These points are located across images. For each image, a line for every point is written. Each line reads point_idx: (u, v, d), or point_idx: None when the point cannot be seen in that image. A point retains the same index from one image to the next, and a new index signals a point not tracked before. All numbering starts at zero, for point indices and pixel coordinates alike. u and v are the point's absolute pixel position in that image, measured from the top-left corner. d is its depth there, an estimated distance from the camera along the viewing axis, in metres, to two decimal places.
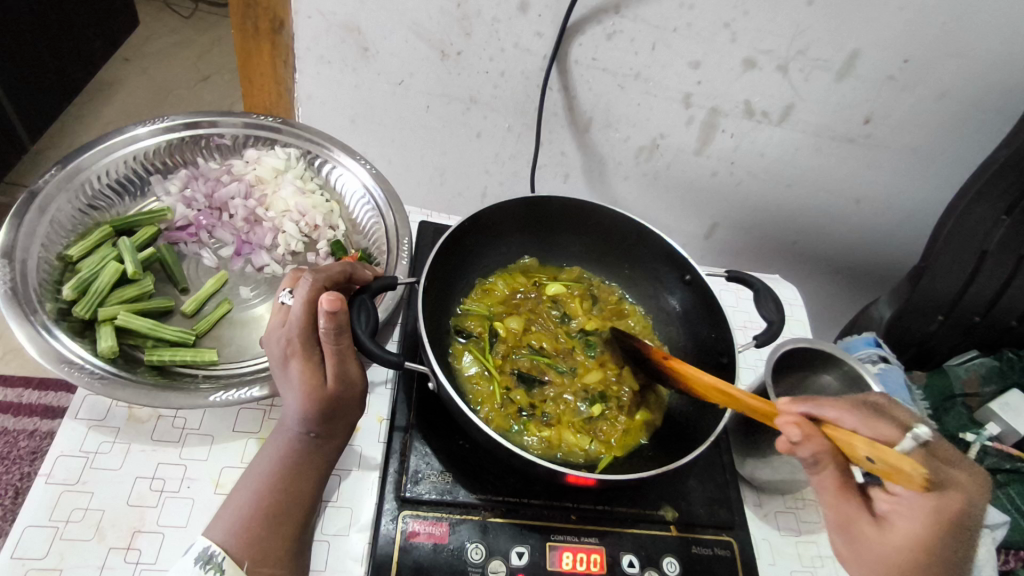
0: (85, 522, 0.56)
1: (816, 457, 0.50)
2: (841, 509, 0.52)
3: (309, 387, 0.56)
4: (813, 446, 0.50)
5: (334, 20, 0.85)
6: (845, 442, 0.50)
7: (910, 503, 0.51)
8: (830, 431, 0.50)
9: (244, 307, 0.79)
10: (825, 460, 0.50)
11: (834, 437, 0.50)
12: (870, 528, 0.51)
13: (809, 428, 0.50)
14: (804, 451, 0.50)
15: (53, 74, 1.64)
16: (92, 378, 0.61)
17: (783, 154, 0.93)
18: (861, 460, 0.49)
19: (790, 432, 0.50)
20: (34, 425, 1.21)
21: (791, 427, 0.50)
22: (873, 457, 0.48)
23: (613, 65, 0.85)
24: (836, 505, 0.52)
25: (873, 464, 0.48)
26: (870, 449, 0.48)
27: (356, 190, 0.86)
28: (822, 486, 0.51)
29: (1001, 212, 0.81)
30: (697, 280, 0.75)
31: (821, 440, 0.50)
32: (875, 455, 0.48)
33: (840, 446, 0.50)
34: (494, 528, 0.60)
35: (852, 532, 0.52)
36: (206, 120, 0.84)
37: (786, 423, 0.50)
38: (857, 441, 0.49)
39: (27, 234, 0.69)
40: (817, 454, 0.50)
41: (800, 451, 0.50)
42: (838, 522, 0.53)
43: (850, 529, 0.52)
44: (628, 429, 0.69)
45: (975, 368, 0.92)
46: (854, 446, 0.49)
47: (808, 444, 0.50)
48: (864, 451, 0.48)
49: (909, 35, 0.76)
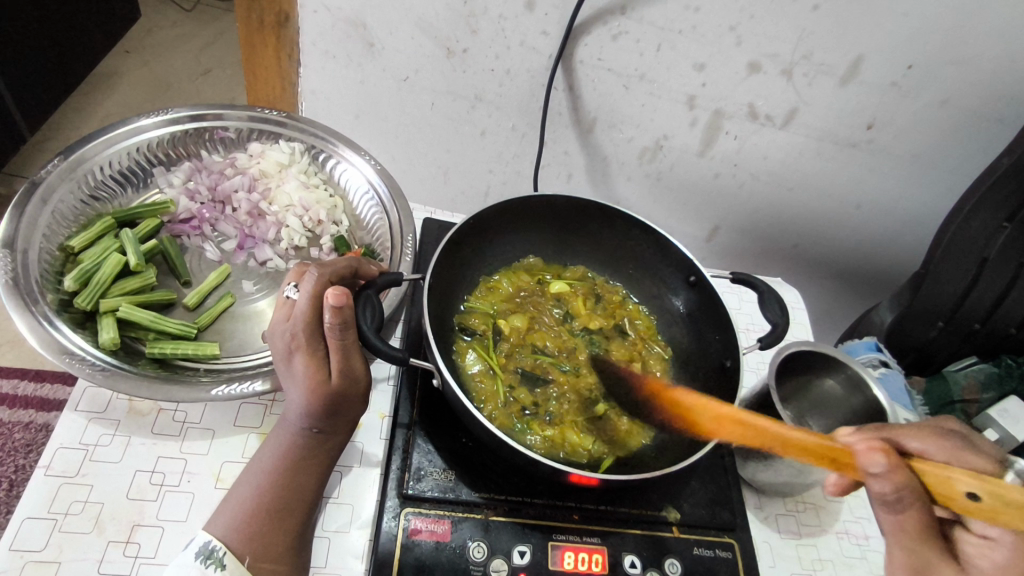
0: (83, 515, 0.56)
1: (903, 493, 0.46)
2: (915, 550, 0.48)
3: (313, 383, 0.55)
4: (897, 480, 0.45)
5: (340, 15, 0.84)
6: (939, 477, 0.45)
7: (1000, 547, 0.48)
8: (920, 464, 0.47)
9: (245, 301, 0.79)
10: (913, 498, 0.46)
11: (926, 473, 0.46)
12: (951, 574, 0.48)
13: (896, 459, 0.46)
14: (886, 484, 0.46)
15: (52, 63, 1.63)
16: (93, 369, 0.61)
17: (786, 157, 0.93)
18: (957, 498, 0.45)
19: (873, 461, 0.46)
20: (30, 417, 1.21)
21: (876, 457, 0.46)
22: (976, 491, 0.43)
23: (619, 66, 0.85)
24: (914, 547, 0.48)
25: (974, 501, 0.43)
26: (972, 483, 0.43)
27: (360, 185, 0.85)
28: (902, 526, 0.47)
29: (1001, 220, 0.81)
30: (702, 282, 0.75)
31: (909, 474, 0.46)
32: (977, 489, 0.43)
33: (932, 484, 0.46)
34: (496, 527, 0.60)
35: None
36: (211, 113, 0.83)
37: (871, 452, 0.46)
38: (956, 475, 0.44)
39: (29, 224, 0.69)
40: (901, 490, 0.46)
41: (884, 485, 0.46)
42: (914, 565, 0.49)
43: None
44: (631, 429, 0.68)
45: (974, 375, 0.93)
46: (953, 482, 0.44)
47: (891, 479, 0.45)
48: (965, 486, 0.44)
49: (914, 41, 0.76)
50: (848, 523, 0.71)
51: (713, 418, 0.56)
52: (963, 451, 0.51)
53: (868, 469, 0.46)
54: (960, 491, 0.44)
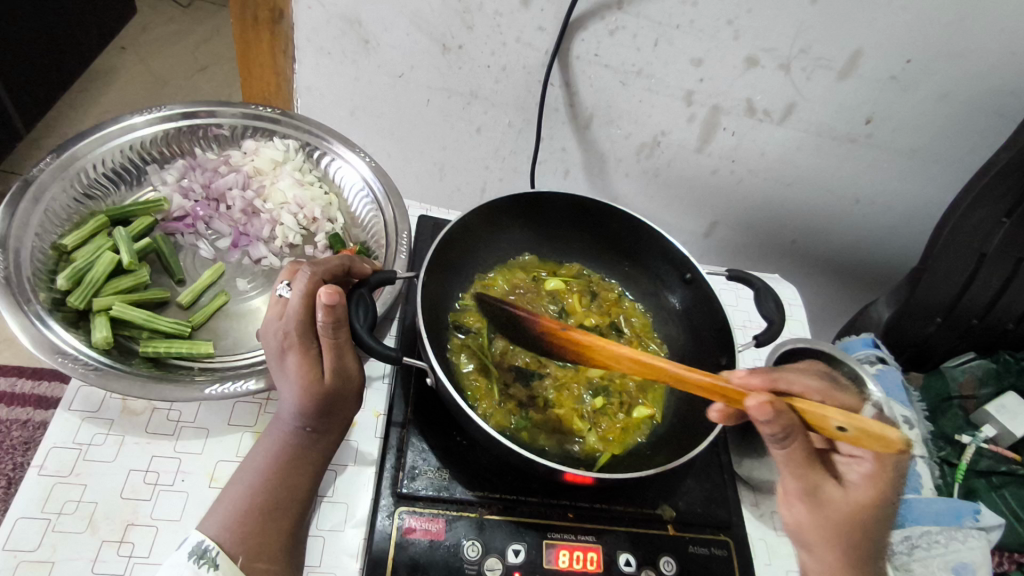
0: (77, 514, 0.55)
1: (789, 430, 0.49)
2: (807, 478, 0.52)
3: (305, 380, 0.55)
4: (784, 421, 0.49)
5: (334, 10, 0.84)
6: (818, 415, 0.50)
7: (866, 463, 0.55)
8: (798, 404, 0.51)
9: (240, 299, 0.79)
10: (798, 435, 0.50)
11: (803, 411, 0.51)
12: (835, 491, 0.53)
13: (779, 405, 0.49)
14: (777, 427, 0.49)
15: (48, 60, 1.62)
16: (86, 369, 0.60)
17: (784, 153, 0.93)
18: (831, 430, 0.50)
19: (764, 412, 0.48)
20: (27, 415, 1.21)
21: (764, 408, 0.48)
22: (845, 424, 0.49)
23: (615, 61, 0.85)
24: (807, 475, 0.52)
25: (845, 432, 0.50)
26: (842, 418, 0.50)
27: (355, 182, 0.85)
28: (791, 458, 0.51)
29: (1001, 215, 0.80)
30: (697, 279, 0.75)
31: (790, 414, 0.49)
32: (849, 422, 0.49)
33: (807, 418, 0.51)
34: (490, 525, 0.60)
35: (820, 498, 0.52)
36: (204, 111, 0.83)
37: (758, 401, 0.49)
38: (830, 412, 0.50)
39: (22, 223, 0.68)
40: (787, 429, 0.49)
41: (774, 429, 0.49)
42: (804, 490, 0.52)
43: (817, 495, 0.52)
44: (625, 427, 0.69)
45: (971, 371, 0.92)
46: (826, 417, 0.50)
47: (779, 421, 0.49)
48: (838, 422, 0.49)
49: (912, 36, 0.75)
50: None
51: (614, 358, 0.60)
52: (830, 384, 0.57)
53: (756, 419, 0.49)
54: (832, 425, 0.50)
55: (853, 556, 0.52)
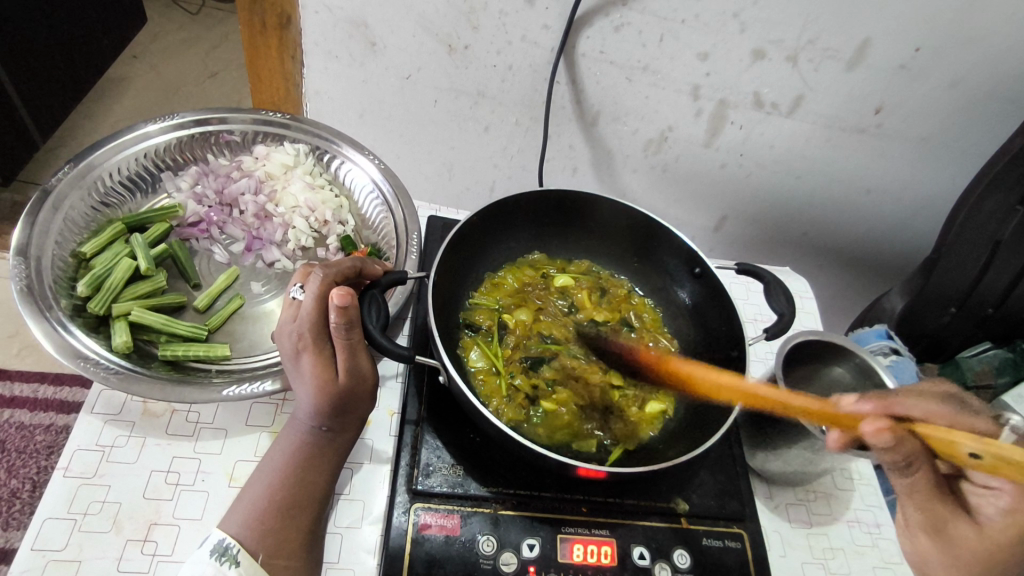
0: (102, 515, 0.57)
1: (910, 456, 0.49)
2: (932, 511, 0.53)
3: (320, 380, 0.56)
4: (905, 447, 0.48)
5: (341, 14, 0.84)
6: (946, 440, 0.46)
7: (1004, 491, 0.52)
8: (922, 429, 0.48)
9: (255, 302, 0.80)
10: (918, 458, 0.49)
11: (930, 436, 0.48)
12: (967, 527, 0.52)
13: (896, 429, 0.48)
14: (896, 454, 0.49)
15: (63, 72, 1.65)
16: (108, 373, 0.62)
17: (793, 145, 0.93)
18: (964, 459, 0.46)
19: (881, 438, 0.48)
20: (50, 420, 1.23)
21: (874, 426, 0.48)
22: (978, 451, 0.44)
23: (622, 58, 0.85)
24: (932, 510, 0.53)
25: (979, 460, 0.44)
26: (972, 442, 0.44)
27: (364, 184, 0.86)
28: (914, 488, 0.51)
29: (1015, 202, 0.78)
30: (708, 274, 0.75)
31: (912, 441, 0.48)
32: (981, 449, 0.43)
33: (937, 445, 0.48)
34: (505, 521, 0.61)
35: (947, 535, 0.53)
36: (215, 117, 0.84)
37: (870, 422, 0.48)
38: (958, 437, 0.45)
39: (41, 232, 0.70)
40: (909, 455, 0.49)
41: (894, 455, 0.49)
42: (931, 526, 0.53)
43: (943, 531, 0.53)
44: (639, 421, 0.69)
45: (987, 361, 0.93)
46: (956, 443, 0.46)
47: (898, 448, 0.48)
48: (967, 448, 0.44)
49: (921, 24, 0.75)
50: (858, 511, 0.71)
51: (723, 392, 0.61)
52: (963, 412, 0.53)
53: (871, 443, 0.48)
54: (963, 452, 0.45)
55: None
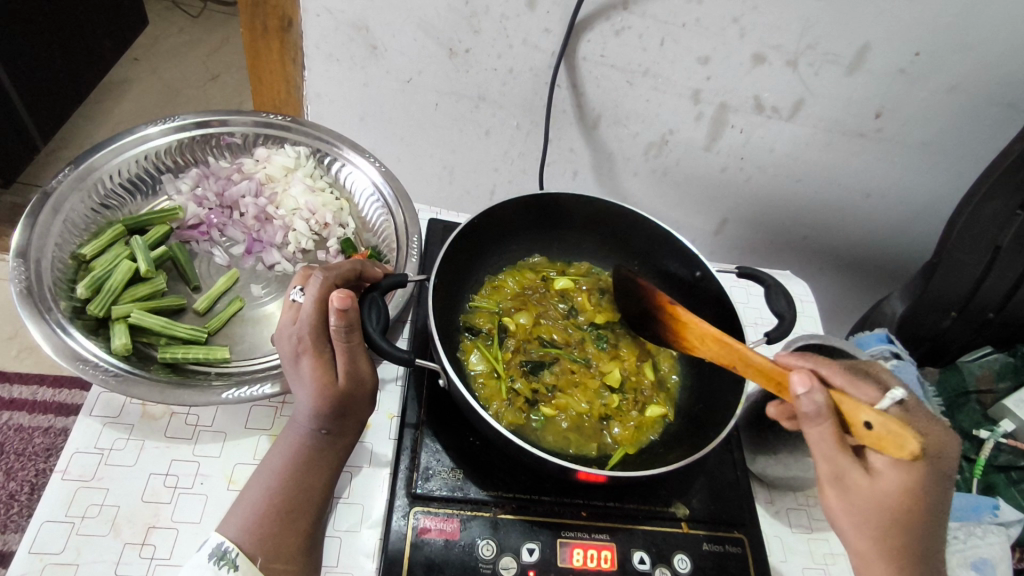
0: (100, 517, 0.57)
1: (817, 412, 0.51)
2: (835, 460, 0.52)
3: (320, 384, 0.56)
4: (814, 402, 0.51)
5: (342, 18, 0.85)
6: (850, 409, 0.51)
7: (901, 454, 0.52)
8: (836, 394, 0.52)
9: (255, 305, 0.80)
10: (828, 412, 0.51)
11: (838, 401, 0.52)
12: (862, 479, 0.52)
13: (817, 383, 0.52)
14: (807, 404, 0.51)
15: (64, 74, 1.66)
16: (107, 376, 0.62)
17: (794, 149, 0.93)
18: (860, 426, 0.51)
19: (798, 385, 0.52)
20: (48, 422, 1.23)
21: (801, 379, 0.52)
22: (873, 422, 0.50)
23: (622, 62, 0.85)
24: (835, 459, 0.52)
25: (869, 430, 0.50)
26: (872, 414, 0.50)
27: (365, 187, 0.86)
28: (823, 438, 0.52)
29: (1015, 207, 0.78)
30: (708, 277, 0.75)
31: (824, 399, 0.51)
32: (877, 420, 0.49)
33: (843, 409, 0.52)
34: (504, 525, 0.60)
35: (845, 484, 0.52)
36: (216, 119, 0.84)
37: (796, 374, 0.52)
38: (862, 406, 0.50)
39: (41, 234, 0.70)
40: (820, 405, 0.51)
41: (806, 407, 0.51)
42: (831, 476, 0.53)
43: (843, 482, 0.52)
44: (639, 426, 0.69)
45: (988, 365, 0.94)
46: (858, 411, 0.51)
47: (810, 400, 0.51)
48: (866, 415, 0.50)
49: (921, 29, 0.75)
50: None
51: (697, 336, 0.63)
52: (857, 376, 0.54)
53: (793, 390, 0.52)
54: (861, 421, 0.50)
55: (890, 541, 0.52)
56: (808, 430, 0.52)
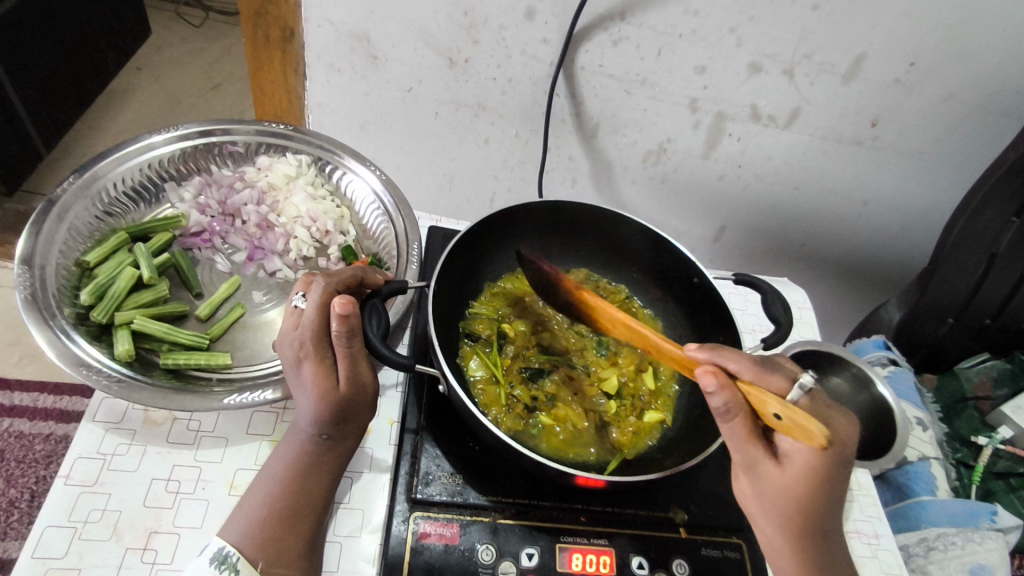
0: (102, 523, 0.57)
1: (728, 407, 0.49)
2: (745, 450, 0.51)
3: (322, 389, 0.57)
4: (726, 395, 0.49)
5: (344, 29, 0.86)
6: (758, 398, 0.49)
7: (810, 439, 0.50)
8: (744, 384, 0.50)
9: (256, 312, 0.81)
10: (736, 408, 0.49)
11: (747, 390, 0.50)
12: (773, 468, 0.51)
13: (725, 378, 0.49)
14: (718, 399, 0.49)
15: (68, 83, 1.67)
16: (110, 381, 0.62)
17: (790, 157, 0.94)
18: (769, 417, 0.49)
19: (707, 381, 0.49)
20: (49, 429, 1.23)
21: (708, 376, 0.49)
22: (780, 412, 0.48)
23: (620, 71, 0.86)
24: (744, 450, 0.51)
25: (779, 420, 0.48)
26: (778, 405, 0.48)
27: (366, 195, 0.87)
28: (733, 433, 0.51)
29: (1010, 214, 0.79)
30: (705, 284, 0.76)
31: (734, 391, 0.49)
32: (784, 412, 0.47)
33: (751, 399, 0.50)
34: (504, 530, 0.61)
35: (757, 473, 0.51)
36: (219, 128, 0.85)
37: (704, 372, 0.49)
38: (768, 397, 0.48)
39: (46, 241, 0.71)
40: (729, 402, 0.49)
41: (714, 402, 0.49)
42: (743, 464, 0.52)
43: (755, 470, 0.51)
44: (638, 431, 0.69)
45: (986, 372, 0.96)
46: (765, 402, 0.49)
47: (721, 394, 0.49)
48: (773, 407, 0.48)
49: (914, 39, 0.76)
50: (867, 523, 0.68)
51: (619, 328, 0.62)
52: (768, 367, 0.51)
53: (702, 388, 0.49)
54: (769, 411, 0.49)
55: (795, 524, 0.52)
56: (720, 424, 0.51)
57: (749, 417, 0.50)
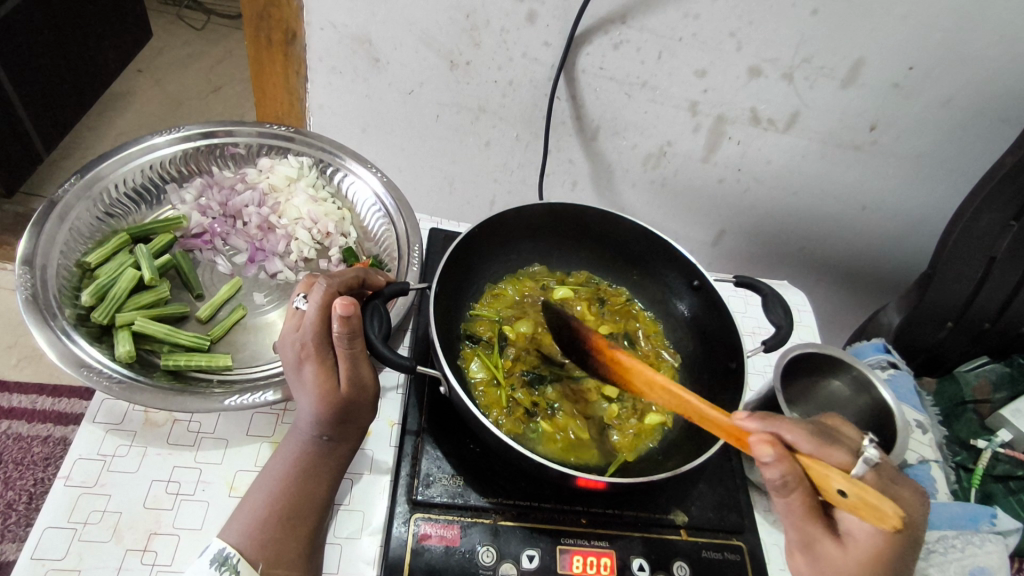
0: (102, 523, 0.57)
1: (787, 481, 0.48)
2: (805, 529, 0.51)
3: (322, 391, 0.56)
4: (785, 467, 0.47)
5: (345, 31, 0.86)
6: (821, 474, 0.47)
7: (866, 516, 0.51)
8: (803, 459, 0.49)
9: (257, 313, 0.81)
10: (795, 483, 0.48)
11: (807, 465, 0.48)
12: (834, 548, 0.51)
13: (782, 449, 0.48)
14: (774, 472, 0.48)
15: (68, 85, 1.67)
16: (111, 382, 0.62)
17: (791, 161, 0.94)
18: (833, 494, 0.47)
19: (764, 452, 0.47)
20: (48, 431, 1.23)
21: (766, 447, 0.47)
22: (846, 489, 0.46)
23: (621, 74, 0.86)
24: (803, 529, 0.51)
25: (846, 498, 0.46)
26: (844, 481, 0.46)
27: (367, 198, 0.87)
28: (791, 509, 0.50)
29: (1009, 218, 0.80)
30: (706, 287, 0.76)
31: (794, 464, 0.48)
32: (852, 489, 0.45)
33: (813, 475, 0.48)
34: (504, 532, 0.61)
35: (816, 553, 0.52)
36: (221, 130, 0.86)
37: (760, 443, 0.47)
38: (834, 473, 0.47)
39: (47, 242, 0.71)
40: (787, 476, 0.48)
41: (771, 475, 0.48)
42: (801, 541, 0.52)
43: (814, 549, 0.52)
44: (638, 433, 0.70)
45: (985, 375, 0.96)
46: (830, 479, 0.47)
47: (781, 466, 0.47)
48: (839, 483, 0.46)
49: (913, 43, 0.76)
50: None
51: (648, 383, 0.62)
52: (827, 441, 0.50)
53: (757, 459, 0.48)
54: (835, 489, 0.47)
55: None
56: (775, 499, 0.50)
57: (807, 492, 0.49)
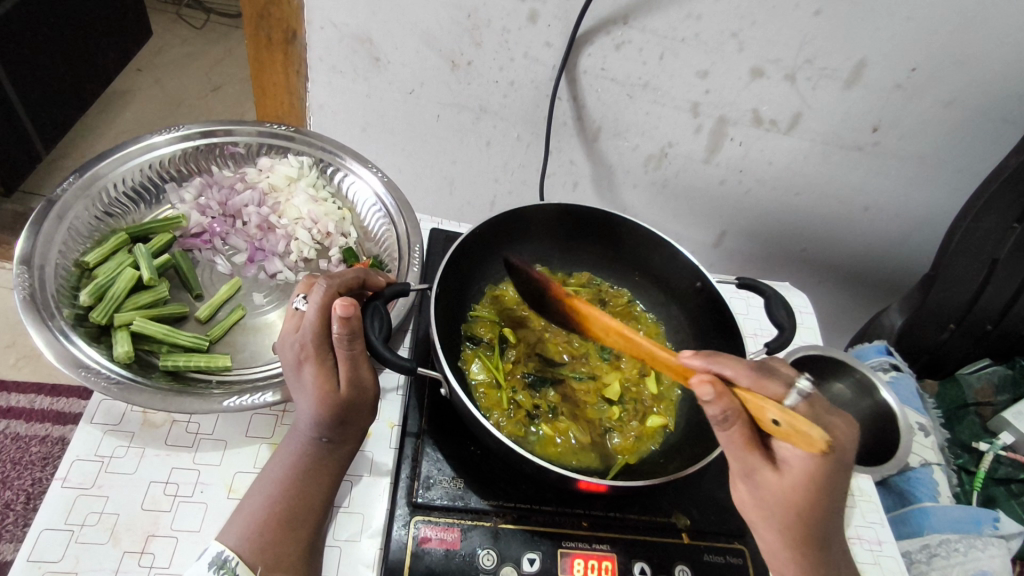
0: (99, 525, 0.56)
1: (726, 416, 0.48)
2: (744, 458, 0.50)
3: (322, 392, 0.56)
4: (724, 403, 0.47)
5: (346, 30, 0.86)
6: (757, 405, 0.48)
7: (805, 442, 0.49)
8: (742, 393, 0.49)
9: (257, 314, 0.80)
10: (734, 417, 0.48)
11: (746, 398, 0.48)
12: (771, 476, 0.49)
13: (721, 387, 0.47)
14: (715, 408, 0.47)
15: (68, 83, 1.67)
16: (109, 383, 0.62)
17: (793, 162, 0.94)
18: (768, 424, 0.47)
19: (704, 390, 0.47)
20: (46, 431, 1.22)
21: (705, 386, 0.47)
22: (780, 419, 0.46)
23: (622, 75, 0.86)
24: (743, 458, 0.49)
25: (779, 426, 0.47)
26: (778, 411, 0.47)
27: (367, 198, 0.87)
28: (730, 442, 0.49)
29: (1011, 221, 0.79)
30: (708, 288, 0.75)
31: (732, 398, 0.48)
32: (783, 418, 0.46)
33: (750, 406, 0.48)
34: (505, 535, 0.60)
35: (756, 481, 0.50)
36: (221, 129, 0.85)
37: (700, 381, 0.47)
38: (768, 404, 0.47)
39: (45, 241, 0.70)
40: (727, 411, 0.47)
41: (711, 411, 0.48)
42: (742, 472, 0.51)
43: (754, 477, 0.50)
44: (639, 436, 0.69)
45: (987, 378, 0.95)
46: (764, 409, 0.47)
47: (719, 402, 0.47)
48: (773, 413, 0.47)
49: (916, 44, 0.76)
50: (864, 527, 0.67)
51: (602, 329, 0.62)
52: (767, 373, 0.49)
53: (699, 398, 0.47)
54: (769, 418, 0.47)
55: (796, 530, 0.50)
56: (718, 433, 0.50)
57: (746, 425, 0.48)
